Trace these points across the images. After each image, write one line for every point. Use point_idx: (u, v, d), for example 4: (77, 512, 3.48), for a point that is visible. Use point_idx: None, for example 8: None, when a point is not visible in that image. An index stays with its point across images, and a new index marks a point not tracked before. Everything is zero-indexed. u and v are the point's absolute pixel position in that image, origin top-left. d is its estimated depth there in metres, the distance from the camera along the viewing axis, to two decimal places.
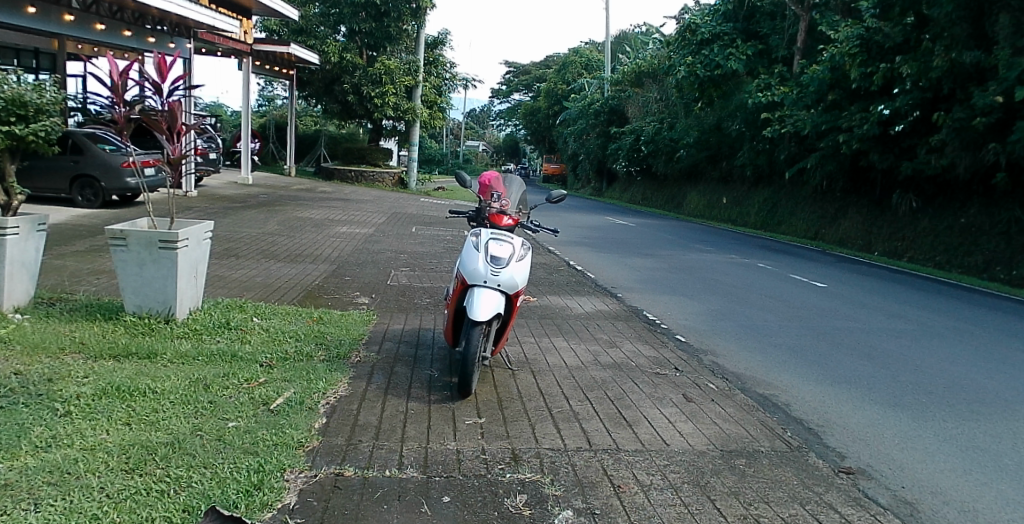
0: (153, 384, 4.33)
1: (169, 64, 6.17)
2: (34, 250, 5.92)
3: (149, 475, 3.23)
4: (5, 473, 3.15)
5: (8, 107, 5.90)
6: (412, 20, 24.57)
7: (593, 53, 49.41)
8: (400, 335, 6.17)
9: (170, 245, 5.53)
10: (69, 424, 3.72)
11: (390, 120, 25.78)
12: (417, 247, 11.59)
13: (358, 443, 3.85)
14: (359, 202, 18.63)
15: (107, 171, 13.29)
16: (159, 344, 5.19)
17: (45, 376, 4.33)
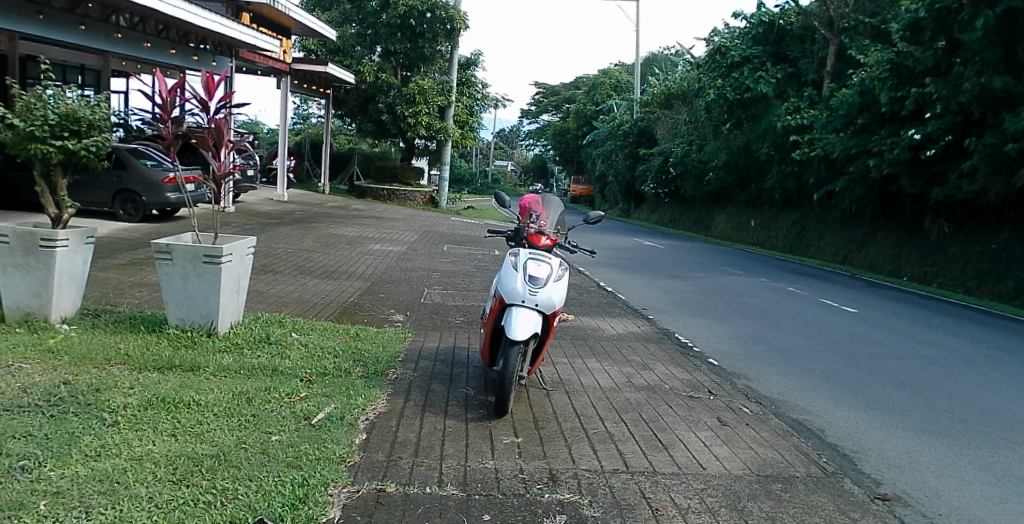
0: (198, 397, 4.41)
1: (216, 82, 6.36)
2: (82, 262, 6.05)
3: (196, 486, 3.29)
4: (57, 480, 3.23)
5: (61, 123, 6.06)
6: (446, 41, 24.92)
7: (622, 74, 49.52)
8: (436, 354, 6.20)
9: (213, 260, 5.63)
10: (117, 433, 3.81)
11: (422, 139, 26.03)
12: (450, 266, 11.64)
13: (398, 459, 3.89)
14: (391, 220, 18.77)
15: (147, 186, 13.57)
16: (202, 357, 5.28)
17: (93, 386, 4.44)
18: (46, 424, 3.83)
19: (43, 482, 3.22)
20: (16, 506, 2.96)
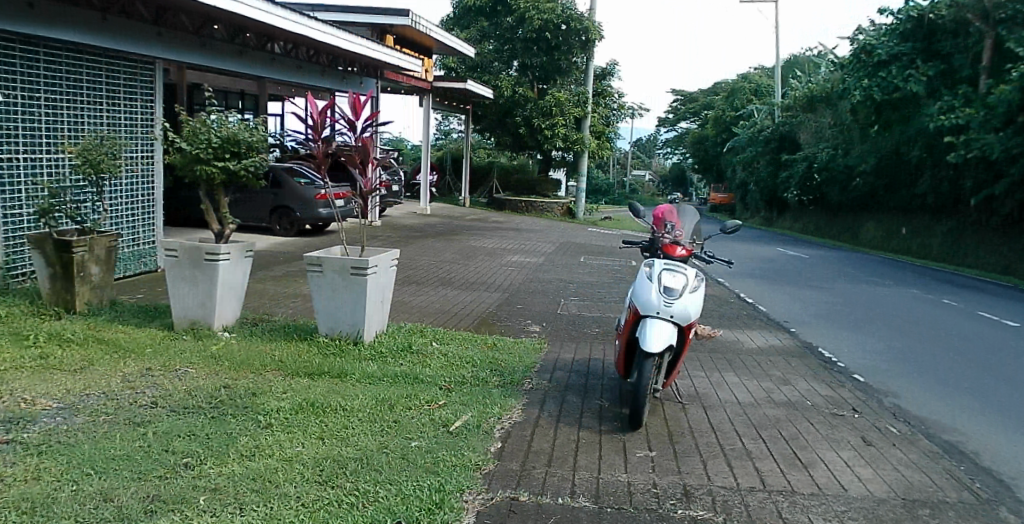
0: (344, 402, 4.71)
1: (362, 102, 6.74)
2: (242, 274, 6.52)
3: (341, 487, 3.54)
4: (216, 478, 3.64)
5: (224, 145, 6.60)
6: (581, 52, 25.06)
7: (762, 78, 47.76)
8: (570, 365, 6.25)
9: (360, 271, 5.97)
10: (270, 435, 4.20)
11: (559, 151, 26.26)
12: (584, 277, 11.68)
13: (531, 469, 3.97)
14: (528, 232, 19.04)
15: (301, 202, 14.55)
16: (349, 365, 5.62)
17: (251, 390, 4.91)
18: (209, 425, 4.33)
19: (204, 478, 3.67)
20: (178, 498, 3.43)
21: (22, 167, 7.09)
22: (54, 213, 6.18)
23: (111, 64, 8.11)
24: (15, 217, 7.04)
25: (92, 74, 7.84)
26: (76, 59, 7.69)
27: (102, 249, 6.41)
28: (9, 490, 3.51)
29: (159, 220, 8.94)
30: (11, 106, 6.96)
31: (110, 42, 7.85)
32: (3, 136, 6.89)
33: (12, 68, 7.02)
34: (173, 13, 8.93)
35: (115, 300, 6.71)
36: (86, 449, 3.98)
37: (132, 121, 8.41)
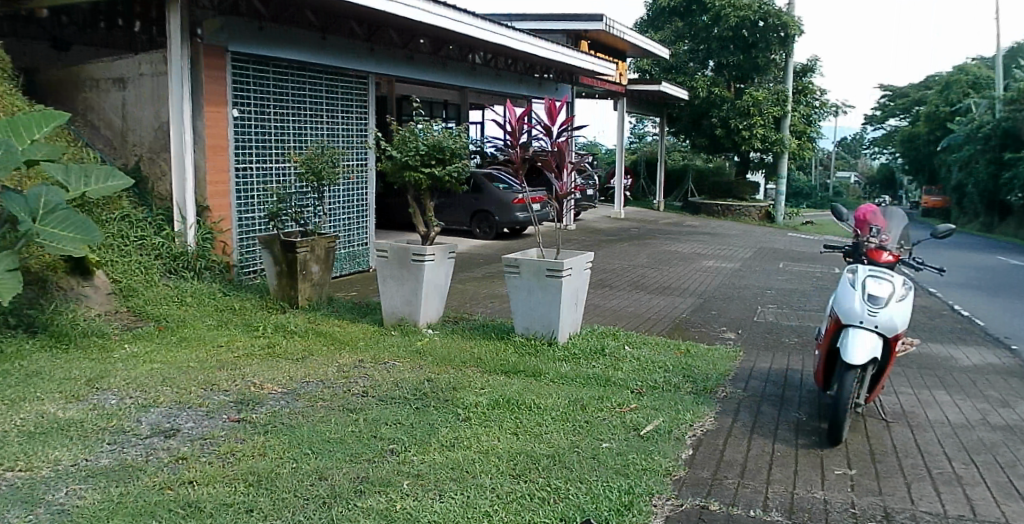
0: (539, 400, 4.86)
1: (557, 108, 6.90)
2: (445, 275, 6.82)
3: (533, 482, 3.69)
4: (418, 465, 3.92)
5: (429, 153, 6.99)
6: (780, 49, 23.89)
7: (981, 71, 42.99)
8: (767, 375, 5.99)
9: (556, 274, 6.12)
10: (468, 427, 4.45)
11: (756, 152, 25.17)
12: (783, 284, 11.12)
13: (723, 478, 3.87)
14: (724, 236, 18.39)
15: (500, 206, 15.10)
16: (543, 364, 5.79)
17: (451, 383, 5.25)
18: (412, 414, 4.70)
19: (408, 464, 3.95)
20: (381, 483, 3.72)
21: (255, 175, 7.95)
22: (281, 216, 6.88)
23: (333, 81, 8.85)
24: (249, 220, 7.91)
25: (316, 90, 8.59)
26: (303, 77, 8.45)
27: (323, 249, 6.94)
28: (239, 464, 4.10)
29: (369, 225, 9.64)
30: (249, 121, 7.81)
31: (330, 59, 8.61)
32: (241, 149, 7.75)
33: (251, 85, 7.86)
34: (384, 31, 9.53)
35: (332, 297, 7.26)
36: (304, 432, 4.48)
37: (349, 132, 9.13)
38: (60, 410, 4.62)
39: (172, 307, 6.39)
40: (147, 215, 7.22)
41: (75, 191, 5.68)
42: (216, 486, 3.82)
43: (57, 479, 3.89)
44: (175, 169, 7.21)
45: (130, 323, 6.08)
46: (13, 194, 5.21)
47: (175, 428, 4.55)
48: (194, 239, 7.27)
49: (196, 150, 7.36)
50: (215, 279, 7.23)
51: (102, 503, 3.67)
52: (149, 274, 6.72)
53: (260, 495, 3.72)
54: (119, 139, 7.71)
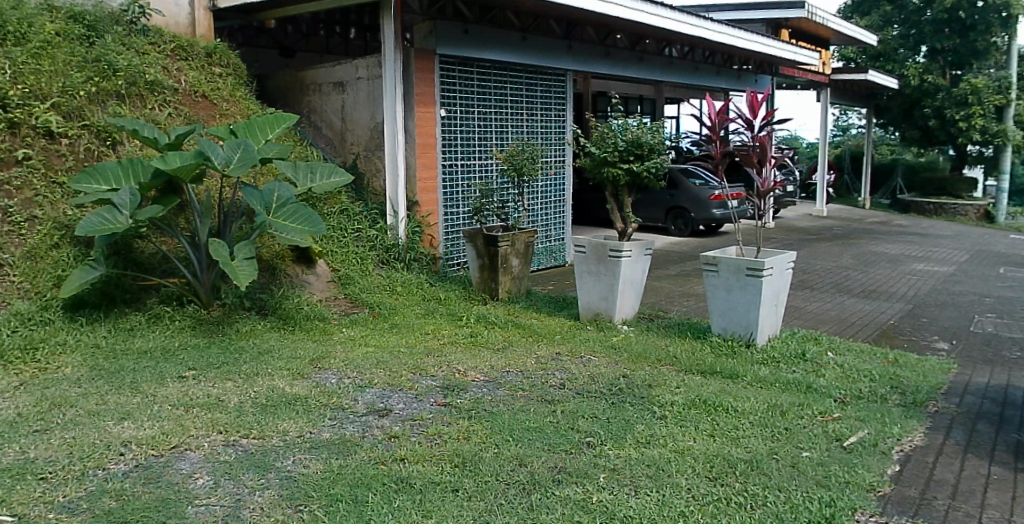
0: (737, 403, 4.87)
1: (761, 99, 6.62)
2: (641, 271, 6.52)
3: (730, 486, 3.82)
4: (615, 459, 4.13)
5: (628, 148, 6.78)
6: (1004, 30, 21.48)
7: None
8: (986, 390, 5.45)
9: (756, 273, 5.89)
10: (664, 425, 4.56)
11: (976, 145, 22.77)
12: (1008, 292, 9.99)
13: (932, 499, 3.78)
14: (939, 238, 16.70)
15: (696, 203, 14.37)
16: (741, 366, 5.61)
17: (647, 381, 5.27)
18: (609, 409, 4.81)
19: (604, 458, 4.15)
20: (580, 474, 3.96)
21: (460, 170, 8.27)
22: (484, 211, 7.04)
23: (532, 81, 8.99)
24: (453, 214, 8.24)
25: (516, 89, 8.77)
26: (504, 77, 8.66)
27: (523, 243, 6.97)
28: (445, 445, 4.34)
29: (566, 219, 9.64)
30: (454, 121, 8.11)
31: (530, 58, 8.74)
32: (447, 146, 8.07)
33: (456, 86, 8.16)
34: (581, 28, 9.56)
35: (531, 290, 7.32)
36: (506, 419, 4.67)
37: (547, 128, 9.24)
38: (289, 385, 5.08)
39: (383, 296, 6.82)
40: (362, 209, 7.74)
41: (302, 187, 6.02)
42: (425, 464, 4.11)
43: (285, 449, 4.30)
44: (388, 167, 7.59)
45: (347, 309, 6.51)
46: (252, 190, 5.68)
47: (387, 408, 4.87)
48: (404, 231, 7.64)
49: (407, 148, 7.76)
50: (421, 270, 7.62)
51: (324, 472, 4.04)
52: (363, 264, 7.22)
53: (466, 475, 3.97)
54: (339, 139, 8.34)
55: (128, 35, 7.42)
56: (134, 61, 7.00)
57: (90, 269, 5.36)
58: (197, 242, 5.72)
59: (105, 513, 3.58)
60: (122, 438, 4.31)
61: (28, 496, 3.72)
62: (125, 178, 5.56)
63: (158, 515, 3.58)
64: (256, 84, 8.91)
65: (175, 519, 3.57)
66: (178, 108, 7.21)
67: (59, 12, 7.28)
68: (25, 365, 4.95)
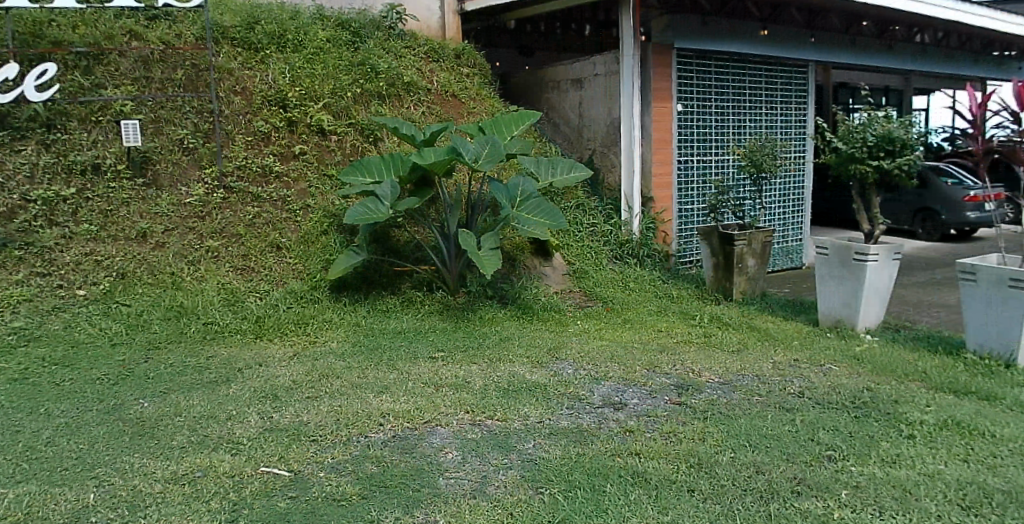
0: (997, 428, 4.45)
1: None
2: (889, 277, 6.05)
3: (983, 518, 3.56)
4: (857, 476, 3.95)
5: (879, 144, 6.34)
6: None
7: None
8: None
9: (1019, 284, 5.33)
10: (912, 445, 4.28)
11: None
12: None
13: None
14: None
15: None
16: (1003, 389, 5.09)
17: (892, 397, 4.93)
18: (852, 423, 4.57)
19: (847, 473, 3.99)
20: (821, 487, 3.83)
21: (696, 167, 7.56)
22: (722, 209, 6.52)
23: (773, 68, 8.07)
24: (687, 211, 7.59)
25: (757, 80, 7.90)
26: (743, 67, 7.80)
27: (761, 244, 6.41)
28: (681, 444, 4.38)
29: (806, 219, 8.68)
30: (691, 115, 7.44)
31: (773, 47, 7.87)
32: (682, 141, 7.41)
33: (692, 79, 7.46)
34: (826, 16, 8.50)
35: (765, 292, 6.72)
36: (742, 424, 4.59)
37: (789, 121, 8.25)
38: (529, 373, 5.30)
39: (618, 291, 6.41)
40: (598, 205, 7.27)
41: (544, 181, 6.26)
42: (660, 462, 4.17)
43: (526, 433, 4.54)
44: (624, 164, 7.00)
45: (581, 302, 6.28)
46: (498, 185, 6.03)
47: (622, 403, 4.98)
48: (639, 228, 7.09)
49: (644, 144, 7.18)
50: (656, 267, 6.97)
51: (563, 458, 4.25)
52: (598, 259, 6.80)
53: (702, 477, 3.99)
54: (574, 134, 7.83)
55: (386, 39, 8.07)
56: (392, 64, 7.61)
57: (354, 254, 5.92)
58: (448, 231, 6.06)
59: (367, 476, 4.00)
60: (380, 410, 4.77)
61: (303, 455, 4.24)
62: (386, 171, 6.11)
63: (411, 484, 3.93)
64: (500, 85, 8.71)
65: (428, 489, 3.91)
66: (431, 106, 7.58)
67: (328, 20, 7.99)
68: (298, 336, 5.62)
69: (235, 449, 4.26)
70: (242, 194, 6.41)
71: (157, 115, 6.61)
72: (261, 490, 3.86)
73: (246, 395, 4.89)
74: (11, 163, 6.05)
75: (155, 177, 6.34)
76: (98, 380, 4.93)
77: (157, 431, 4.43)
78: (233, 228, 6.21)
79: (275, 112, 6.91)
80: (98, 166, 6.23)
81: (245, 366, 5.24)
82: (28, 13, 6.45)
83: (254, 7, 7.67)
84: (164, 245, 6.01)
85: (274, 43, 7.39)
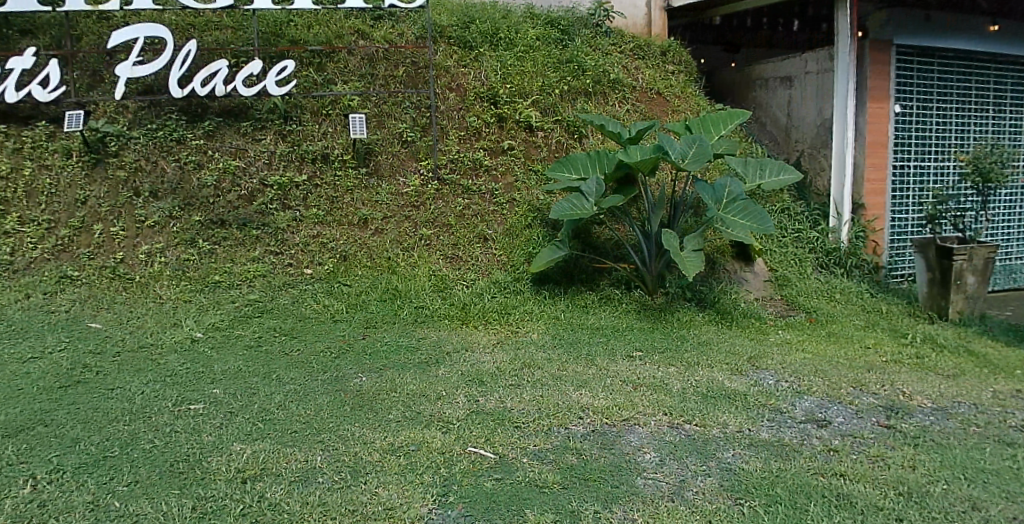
0: None
1: None
2: None
3: None
4: None
5: None
6: None
7: None
8: None
9: None
10: None
11: None
12: None
13: None
14: None
15: None
16: None
17: None
18: None
19: None
20: None
21: (912, 174, 7.19)
22: (940, 221, 6.21)
23: (1002, 69, 7.56)
24: (901, 221, 7.20)
25: (982, 81, 7.43)
26: (967, 67, 7.37)
27: (982, 259, 6.04)
28: (888, 470, 4.18)
29: None
30: (910, 117, 7.07)
31: (999, 45, 7.43)
32: (898, 146, 7.07)
33: (912, 80, 7.09)
34: None
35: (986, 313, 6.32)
36: (956, 454, 4.32)
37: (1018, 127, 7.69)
38: (728, 379, 5.28)
39: (822, 301, 6.30)
40: (803, 209, 7.11)
41: (751, 183, 6.31)
42: (869, 486, 4.01)
43: (725, 440, 4.54)
44: (834, 167, 6.78)
45: (782, 310, 6.21)
46: (704, 184, 6.12)
47: (827, 420, 4.79)
48: (848, 235, 6.86)
49: (856, 148, 6.95)
50: (864, 279, 6.73)
51: (764, 472, 4.20)
52: (803, 267, 6.66)
53: (910, 506, 3.83)
54: (782, 135, 7.66)
55: (593, 37, 8.19)
56: (600, 62, 7.73)
57: (556, 248, 6.15)
58: (649, 229, 6.17)
59: (567, 468, 4.16)
60: (581, 403, 4.94)
61: (506, 439, 4.47)
62: (591, 168, 6.30)
63: (610, 480, 4.05)
64: (703, 80, 8.67)
65: (627, 487, 4.01)
66: (636, 104, 7.64)
67: (538, 19, 8.24)
68: (502, 325, 5.92)
69: (446, 428, 4.56)
70: (453, 186, 6.79)
71: (380, 109, 7.09)
72: (470, 469, 4.14)
73: (454, 378, 5.20)
74: (253, 151, 6.72)
75: (376, 167, 6.83)
76: (322, 352, 5.46)
77: (375, 404, 4.82)
78: (444, 218, 6.61)
79: (486, 109, 7.23)
80: (326, 155, 6.78)
81: (453, 350, 5.59)
82: (271, 14, 7.22)
83: (469, 7, 8.02)
84: (382, 232, 6.51)
85: (486, 41, 7.71)
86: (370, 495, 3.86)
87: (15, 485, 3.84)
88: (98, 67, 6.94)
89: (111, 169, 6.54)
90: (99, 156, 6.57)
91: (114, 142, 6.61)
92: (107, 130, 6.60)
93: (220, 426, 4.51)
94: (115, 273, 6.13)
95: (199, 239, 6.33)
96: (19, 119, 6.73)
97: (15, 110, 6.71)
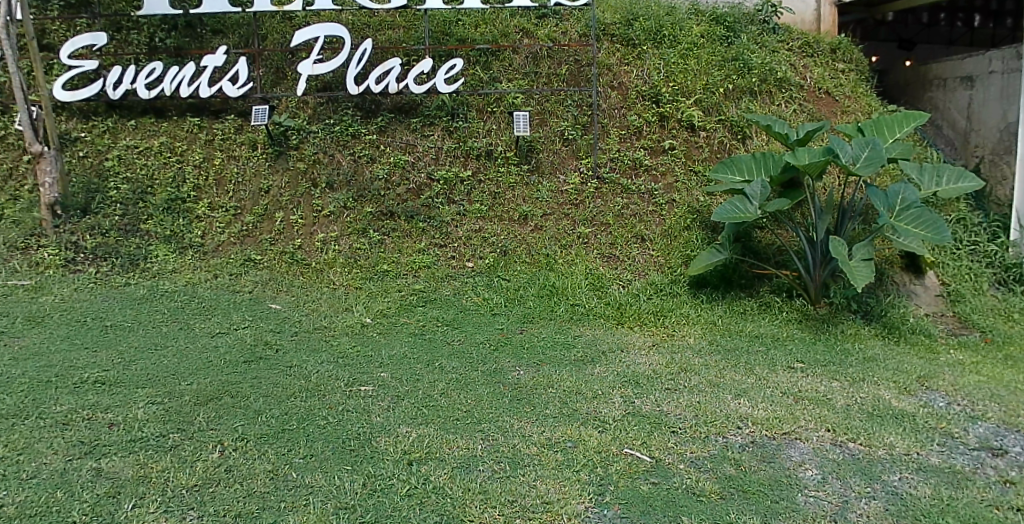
0: None
1: None
2: None
3: None
4: None
5: None
6: None
7: None
8: None
9: None
10: None
11: None
12: None
13: None
14: None
15: None
16: None
17: None
18: None
19: None
20: None
21: None
22: None
23: None
24: None
25: None
26: None
27: None
28: None
29: None
30: None
31: None
32: None
33: None
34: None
35: None
36: None
37: None
38: (895, 399, 5.01)
39: (999, 321, 6.16)
40: (981, 221, 7.03)
41: (927, 190, 6.08)
42: None
43: (892, 463, 4.25)
44: (1018, 175, 6.68)
45: (955, 329, 6.11)
46: (877, 191, 5.90)
47: (1003, 449, 4.48)
48: None
49: None
50: None
51: (934, 499, 3.93)
52: (978, 282, 6.58)
53: None
54: (962, 139, 7.73)
55: (760, 34, 8.39)
56: (766, 60, 7.88)
57: (717, 251, 6.13)
58: (815, 238, 6.07)
59: (726, 478, 4.03)
60: (740, 413, 4.74)
61: (663, 443, 4.35)
62: (756, 170, 6.19)
63: (771, 494, 3.91)
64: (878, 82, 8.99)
65: (788, 503, 3.86)
66: (803, 104, 7.75)
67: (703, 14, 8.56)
68: (657, 327, 5.94)
69: (603, 427, 4.50)
70: (613, 185, 7.05)
71: (543, 107, 7.48)
72: (626, 470, 4.07)
73: (609, 378, 5.17)
74: (421, 146, 7.19)
75: (537, 164, 7.19)
76: (482, 343, 5.59)
77: (534, 398, 4.83)
78: (603, 217, 6.84)
79: (647, 107, 7.52)
80: (491, 152, 7.18)
81: (609, 349, 5.61)
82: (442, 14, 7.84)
83: (633, 4, 8.52)
84: (542, 229, 6.78)
85: (650, 39, 8.07)
86: (529, 487, 3.90)
87: (206, 450, 4.09)
88: (280, 64, 7.54)
89: (292, 161, 7.08)
90: (281, 147, 7.13)
91: (295, 136, 7.18)
92: (289, 124, 7.17)
93: (387, 408, 4.66)
94: (293, 259, 6.53)
95: (370, 229, 6.73)
96: (211, 112, 7.40)
97: (208, 104, 7.39)
